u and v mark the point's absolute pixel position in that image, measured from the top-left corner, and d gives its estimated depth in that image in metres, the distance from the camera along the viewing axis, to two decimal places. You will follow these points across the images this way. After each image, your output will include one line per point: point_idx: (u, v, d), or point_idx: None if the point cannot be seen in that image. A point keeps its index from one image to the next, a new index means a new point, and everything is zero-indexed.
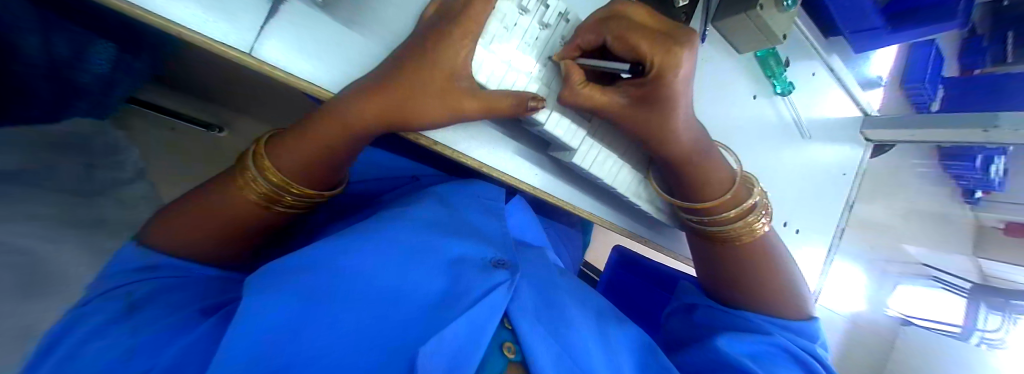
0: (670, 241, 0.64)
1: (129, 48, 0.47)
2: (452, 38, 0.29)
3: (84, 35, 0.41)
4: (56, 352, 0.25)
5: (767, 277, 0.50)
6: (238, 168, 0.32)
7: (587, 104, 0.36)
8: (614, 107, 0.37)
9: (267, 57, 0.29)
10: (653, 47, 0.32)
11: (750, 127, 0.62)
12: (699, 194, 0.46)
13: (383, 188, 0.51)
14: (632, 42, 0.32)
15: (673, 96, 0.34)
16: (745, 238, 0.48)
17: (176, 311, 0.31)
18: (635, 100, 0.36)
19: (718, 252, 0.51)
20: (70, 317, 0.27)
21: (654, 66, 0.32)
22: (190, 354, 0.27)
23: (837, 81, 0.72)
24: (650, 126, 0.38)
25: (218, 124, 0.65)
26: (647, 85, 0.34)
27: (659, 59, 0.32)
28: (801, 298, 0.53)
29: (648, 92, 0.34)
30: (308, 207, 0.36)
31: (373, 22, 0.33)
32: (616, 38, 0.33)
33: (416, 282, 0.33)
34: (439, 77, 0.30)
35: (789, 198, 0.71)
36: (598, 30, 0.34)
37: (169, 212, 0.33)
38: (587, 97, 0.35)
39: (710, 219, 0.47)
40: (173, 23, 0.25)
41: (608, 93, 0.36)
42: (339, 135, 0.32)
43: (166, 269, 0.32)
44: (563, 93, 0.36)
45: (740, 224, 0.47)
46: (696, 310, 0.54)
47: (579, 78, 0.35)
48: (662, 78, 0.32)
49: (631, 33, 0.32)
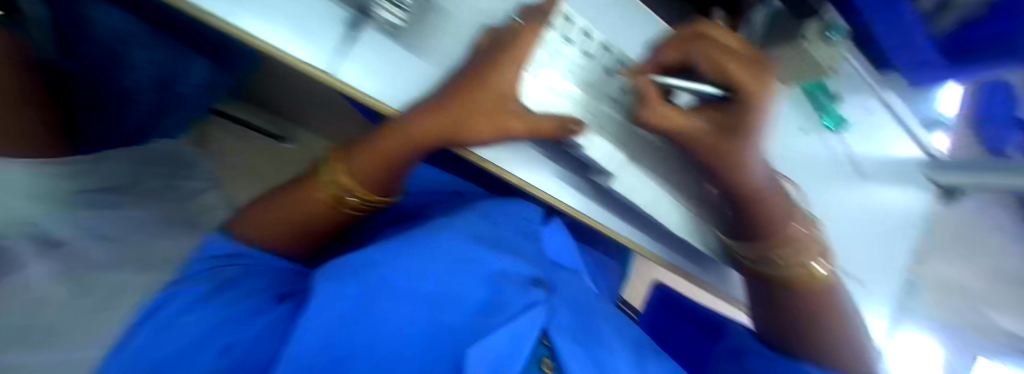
0: (719, 279, 0.59)
1: (217, 61, 0.54)
2: (503, 64, 0.32)
3: (177, 50, 0.48)
4: (153, 324, 0.30)
5: (817, 323, 0.49)
6: (314, 171, 0.38)
7: (666, 127, 0.37)
8: (692, 128, 0.38)
9: (338, 74, 0.33)
10: (746, 72, 0.36)
11: (800, 163, 0.60)
12: (763, 227, 0.44)
13: (427, 201, 0.53)
14: (723, 64, 0.36)
15: (757, 119, 0.38)
16: (805, 282, 0.46)
17: (255, 297, 0.35)
18: (715, 124, 0.39)
19: (773, 293, 0.49)
20: (166, 293, 0.32)
21: (744, 90, 0.36)
22: (268, 332, 0.32)
23: (898, 120, 0.68)
24: (724, 155, 0.39)
25: (281, 135, 0.75)
26: (732, 105, 0.38)
27: (752, 84, 0.36)
28: (857, 350, 0.50)
29: (731, 115, 0.38)
30: (366, 211, 0.39)
31: (430, 47, 0.37)
32: (704, 59, 0.37)
33: (460, 291, 0.34)
34: (490, 99, 0.33)
35: (850, 243, 0.65)
36: (681, 50, 0.37)
37: (257, 206, 0.40)
38: (667, 116, 0.37)
39: (772, 258, 0.45)
40: (258, 40, 0.29)
41: (686, 117, 0.38)
42: (401, 146, 0.35)
43: (247, 257, 0.38)
44: (643, 109, 0.37)
45: (801, 267, 0.45)
46: (744, 355, 0.47)
47: (656, 97, 0.36)
48: (749, 101, 0.36)
49: (723, 56, 0.36)
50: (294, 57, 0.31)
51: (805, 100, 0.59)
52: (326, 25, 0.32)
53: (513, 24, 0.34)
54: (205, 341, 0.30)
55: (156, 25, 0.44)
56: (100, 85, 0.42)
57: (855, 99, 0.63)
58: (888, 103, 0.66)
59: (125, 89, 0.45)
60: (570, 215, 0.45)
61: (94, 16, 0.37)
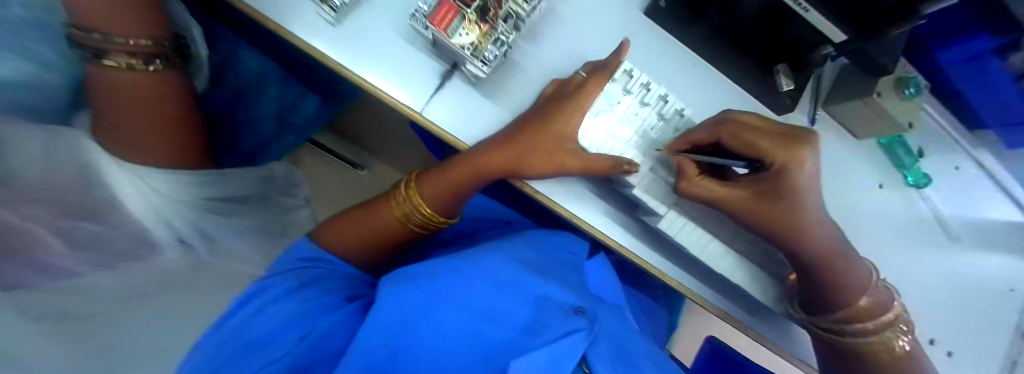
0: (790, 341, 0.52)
1: (324, 94, 0.65)
2: (566, 111, 0.37)
3: (299, 88, 0.62)
4: (248, 307, 0.36)
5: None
6: (392, 192, 0.44)
7: (704, 196, 0.37)
8: (735, 200, 0.37)
9: (427, 114, 0.41)
10: (779, 148, 0.35)
11: (877, 220, 0.55)
12: (830, 289, 0.41)
13: (478, 227, 0.58)
14: (754, 143, 0.36)
15: (799, 188, 0.36)
16: (883, 356, 0.42)
17: (331, 292, 0.39)
18: (757, 194, 0.37)
19: (840, 363, 0.44)
20: (258, 284, 0.38)
21: (779, 161, 0.35)
22: (337, 329, 0.36)
23: (993, 183, 0.63)
24: (775, 219, 0.38)
25: (359, 164, 0.87)
26: (769, 179, 0.36)
27: (783, 155, 0.35)
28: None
29: (772, 187, 0.36)
30: (428, 228, 0.44)
31: (504, 94, 0.43)
32: (731, 137, 0.37)
33: (505, 309, 0.37)
34: (551, 140, 0.37)
35: (940, 311, 0.58)
36: (711, 130, 0.38)
37: (336, 219, 0.45)
38: (708, 188, 0.37)
39: (846, 329, 0.42)
40: (377, 90, 0.40)
41: (731, 188, 0.37)
42: (468, 176, 0.40)
43: (323, 261, 0.42)
44: (681, 183, 0.37)
45: (881, 338, 0.41)
46: None
47: (694, 171, 0.37)
48: (786, 172, 0.35)
49: (751, 135, 0.36)
50: (397, 100, 0.40)
51: (882, 154, 0.55)
52: (425, 78, 0.41)
53: (577, 77, 0.38)
54: (283, 327, 0.35)
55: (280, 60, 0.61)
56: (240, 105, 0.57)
57: (941, 156, 0.59)
58: (981, 163, 0.61)
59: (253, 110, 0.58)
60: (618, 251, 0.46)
61: (240, 56, 0.55)
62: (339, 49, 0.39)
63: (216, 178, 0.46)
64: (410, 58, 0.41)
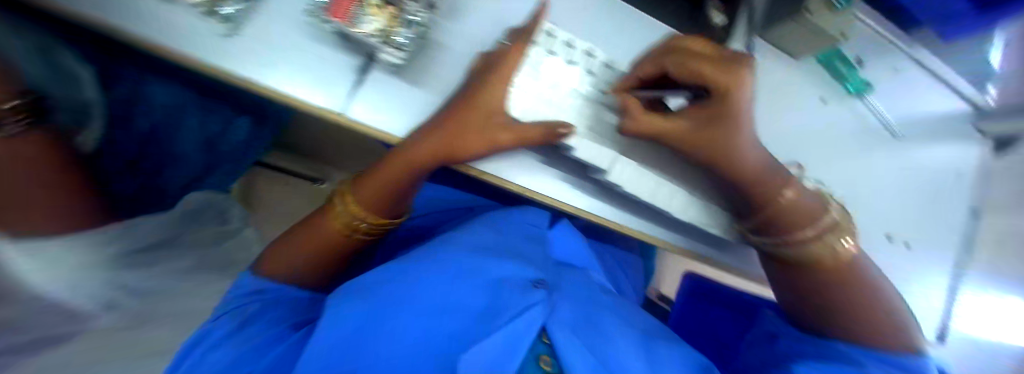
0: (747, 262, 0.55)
1: (256, 119, 0.64)
2: (490, 83, 0.35)
3: (228, 114, 0.60)
4: (191, 357, 0.36)
5: (852, 296, 0.41)
6: (331, 204, 0.42)
7: (648, 133, 0.38)
8: (677, 132, 0.38)
9: (350, 113, 0.38)
10: (718, 72, 0.35)
11: (825, 134, 0.57)
12: (758, 202, 0.40)
13: (441, 219, 0.57)
14: (694, 68, 0.36)
15: (740, 111, 0.36)
16: (828, 260, 0.40)
17: (277, 324, 0.40)
18: (700, 122, 0.38)
19: (792, 278, 0.43)
20: (199, 333, 0.38)
21: (720, 86, 0.35)
22: (282, 361, 0.37)
23: (933, 77, 0.65)
24: (714, 146, 0.38)
25: (318, 177, 0.86)
26: (713, 106, 0.37)
27: (726, 79, 0.35)
28: (907, 330, 0.41)
29: (715, 113, 0.37)
30: (378, 232, 0.44)
31: (432, 78, 0.41)
32: (676, 66, 0.38)
33: (463, 296, 0.37)
34: (480, 113, 0.36)
35: (891, 208, 0.61)
36: (657, 62, 0.38)
37: (283, 242, 0.45)
38: (650, 123, 0.37)
39: (786, 239, 0.40)
40: (290, 97, 0.36)
41: (674, 120, 0.38)
42: (403, 173, 0.39)
43: (271, 291, 0.43)
44: (625, 123, 0.38)
45: (820, 243, 0.39)
46: (778, 341, 0.45)
47: (638, 109, 0.38)
48: (728, 96, 0.35)
49: (694, 62, 0.36)
50: (312, 103, 0.36)
51: (820, 70, 0.57)
52: (342, 75, 0.37)
53: (500, 46, 0.36)
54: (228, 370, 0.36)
55: (201, 93, 0.57)
56: (158, 142, 0.54)
57: (879, 60, 0.60)
58: (916, 58, 0.63)
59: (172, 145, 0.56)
60: (578, 215, 0.48)
61: (150, 93, 0.51)
62: (228, 57, 0.34)
63: (125, 231, 0.42)
64: (318, 54, 0.37)
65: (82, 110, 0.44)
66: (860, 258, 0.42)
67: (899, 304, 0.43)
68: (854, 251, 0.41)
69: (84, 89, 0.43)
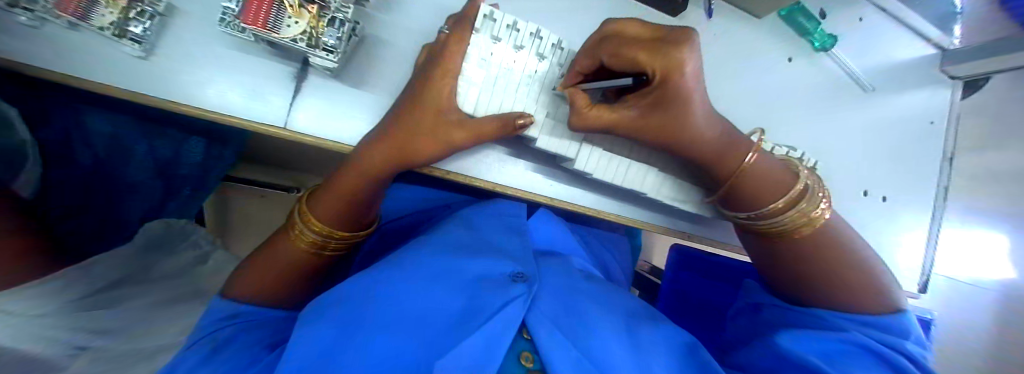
0: (724, 234, 0.61)
1: (215, 141, 0.56)
2: (435, 78, 0.33)
3: (178, 137, 0.53)
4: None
5: (827, 261, 0.40)
6: (289, 224, 0.39)
7: (598, 124, 0.35)
8: (624, 121, 0.35)
9: (296, 127, 0.36)
10: (651, 56, 0.30)
11: (788, 91, 0.57)
12: (724, 174, 0.40)
13: (417, 221, 0.55)
14: (628, 56, 0.31)
15: (686, 95, 0.31)
16: (801, 230, 0.39)
17: (253, 346, 0.36)
18: (645, 109, 0.34)
19: (769, 249, 0.42)
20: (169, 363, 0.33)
21: (656, 72, 0.30)
22: None
23: (898, 23, 0.64)
24: (665, 129, 0.35)
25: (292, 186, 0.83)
26: (654, 91, 0.32)
27: (660, 63, 0.29)
28: (889, 289, 0.40)
29: (659, 98, 0.32)
30: (350, 248, 0.41)
31: (378, 78, 0.39)
32: (611, 56, 0.33)
33: (437, 302, 0.35)
34: (429, 113, 0.33)
35: (853, 159, 0.63)
36: (593, 53, 0.35)
37: (245, 266, 0.41)
38: (596, 118, 0.35)
39: (757, 212, 0.40)
40: (224, 116, 0.33)
41: (619, 108, 0.35)
42: (359, 183, 0.36)
43: (246, 314, 0.39)
44: (573, 119, 0.36)
45: (793, 213, 0.38)
46: (763, 310, 0.45)
47: (583, 101, 0.35)
48: (668, 82, 0.30)
49: (626, 48, 0.31)
50: (250, 121, 0.34)
51: (785, 27, 0.55)
52: (279, 86, 0.35)
53: (442, 35, 0.34)
54: None
55: (151, 122, 0.50)
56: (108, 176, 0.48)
57: (843, 11, 0.58)
58: (881, 5, 0.62)
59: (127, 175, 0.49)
60: (551, 204, 0.48)
61: (90, 125, 0.44)
62: (158, 83, 0.32)
63: (79, 273, 0.39)
64: (248, 67, 0.34)
65: (18, 154, 0.36)
66: (835, 223, 0.41)
67: (877, 263, 0.42)
68: (828, 215, 0.40)
69: (16, 132, 0.36)
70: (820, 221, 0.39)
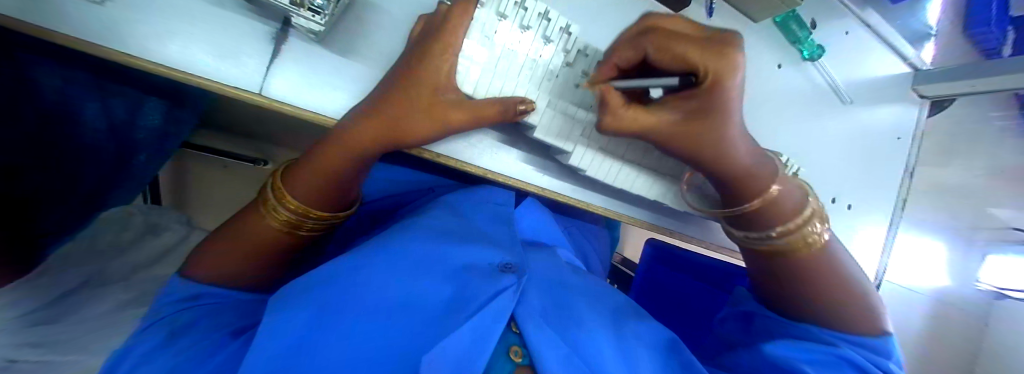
0: (700, 232, 0.63)
1: (173, 103, 0.52)
2: (433, 53, 0.30)
3: (138, 98, 0.47)
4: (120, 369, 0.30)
5: (819, 279, 0.41)
6: (261, 200, 0.35)
7: (631, 129, 0.33)
8: (661, 127, 0.33)
9: (273, 94, 0.33)
10: (705, 54, 0.28)
11: (775, 98, 0.59)
12: (749, 198, 0.38)
13: (401, 202, 0.53)
14: (679, 53, 0.29)
15: (732, 103, 0.30)
16: (801, 248, 0.40)
17: (212, 332, 0.34)
18: (687, 115, 0.31)
19: (767, 267, 0.44)
20: (126, 346, 0.32)
21: (709, 74, 0.28)
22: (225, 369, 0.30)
23: (880, 40, 0.66)
24: (704, 141, 0.33)
25: (261, 159, 0.78)
26: (701, 96, 0.30)
27: (714, 64, 0.28)
28: (875, 310, 0.42)
29: (703, 105, 0.30)
30: (327, 229, 0.38)
31: (368, 48, 0.36)
32: (655, 50, 0.31)
33: (422, 291, 0.34)
34: (425, 92, 0.31)
35: (826, 169, 0.67)
36: (635, 47, 0.33)
37: (207, 244, 0.37)
38: (632, 119, 0.32)
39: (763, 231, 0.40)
40: (191, 76, 0.30)
41: (656, 113, 0.32)
42: (344, 156, 0.33)
43: (207, 297, 0.35)
44: (605, 118, 0.33)
45: (798, 235, 0.40)
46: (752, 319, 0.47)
47: (618, 100, 0.32)
48: (720, 85, 0.28)
49: (676, 44, 0.29)
50: (220, 83, 0.30)
51: (778, 32, 0.56)
52: (255, 46, 0.31)
53: (443, 6, 0.31)
54: None
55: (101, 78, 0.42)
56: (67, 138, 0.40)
57: (832, 23, 0.60)
58: (866, 21, 0.64)
59: (79, 134, 0.42)
60: (540, 194, 0.47)
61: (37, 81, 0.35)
62: (120, 38, 0.27)
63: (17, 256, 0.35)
64: (220, 21, 0.30)
65: None
66: (832, 244, 0.42)
67: (864, 282, 0.44)
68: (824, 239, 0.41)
69: None
70: (818, 242, 0.41)
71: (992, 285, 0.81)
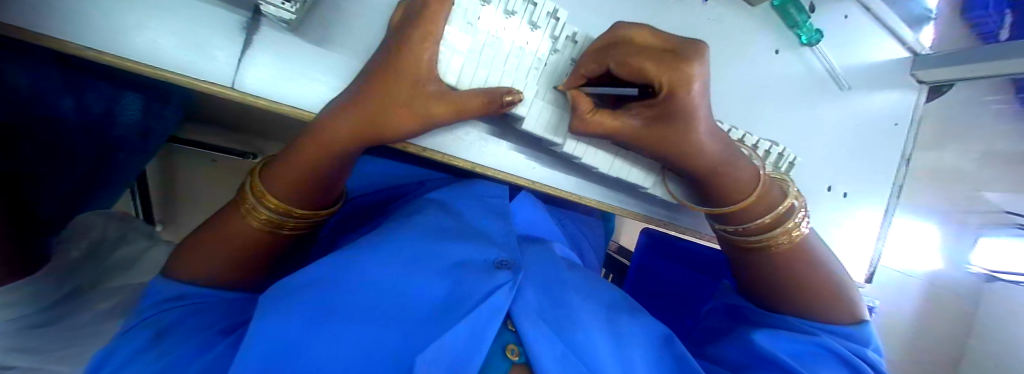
0: (694, 221, 0.62)
1: (155, 97, 0.50)
2: (413, 41, 0.28)
3: (115, 92, 0.45)
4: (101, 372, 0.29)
5: (805, 270, 0.41)
6: (239, 198, 0.34)
7: (599, 132, 0.35)
8: (626, 131, 0.35)
9: (247, 87, 0.31)
10: (659, 68, 0.29)
11: (771, 86, 0.57)
12: (726, 194, 0.39)
13: (390, 196, 0.52)
14: (636, 66, 0.30)
15: (691, 110, 0.31)
16: (782, 243, 0.40)
17: (199, 332, 0.32)
18: (649, 120, 0.33)
19: (750, 263, 0.43)
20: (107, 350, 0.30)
21: (663, 86, 0.29)
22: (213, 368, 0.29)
23: (879, 24, 0.65)
24: (670, 142, 0.34)
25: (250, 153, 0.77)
26: (660, 105, 0.31)
27: (667, 77, 0.29)
28: (854, 300, 0.42)
29: (662, 112, 0.32)
30: (311, 228, 0.37)
31: (345, 37, 0.34)
32: (618, 64, 0.32)
33: (415, 290, 0.33)
34: (406, 85, 0.30)
35: (822, 156, 0.66)
36: (599, 59, 0.33)
37: (187, 245, 0.36)
38: (599, 124, 0.34)
39: (743, 227, 0.41)
40: (159, 70, 0.28)
41: (622, 118, 0.34)
42: (322, 154, 0.32)
43: (193, 297, 0.34)
44: (573, 123, 0.34)
45: (779, 229, 0.39)
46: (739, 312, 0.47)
47: (587, 106, 0.34)
48: (676, 96, 0.30)
49: (634, 58, 0.30)
50: (188, 77, 0.29)
51: (775, 16, 0.54)
52: (224, 36, 0.29)
53: None
54: None
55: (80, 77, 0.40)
56: (42, 137, 0.38)
57: (831, 6, 0.59)
58: (866, 4, 0.62)
59: (61, 136, 0.41)
60: (533, 188, 0.46)
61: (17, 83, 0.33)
62: (76, 29, 0.25)
63: None
64: (184, 10, 0.28)
65: None
66: (811, 237, 0.43)
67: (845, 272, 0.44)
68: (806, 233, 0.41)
69: None
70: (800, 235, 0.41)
71: (984, 267, 0.82)
